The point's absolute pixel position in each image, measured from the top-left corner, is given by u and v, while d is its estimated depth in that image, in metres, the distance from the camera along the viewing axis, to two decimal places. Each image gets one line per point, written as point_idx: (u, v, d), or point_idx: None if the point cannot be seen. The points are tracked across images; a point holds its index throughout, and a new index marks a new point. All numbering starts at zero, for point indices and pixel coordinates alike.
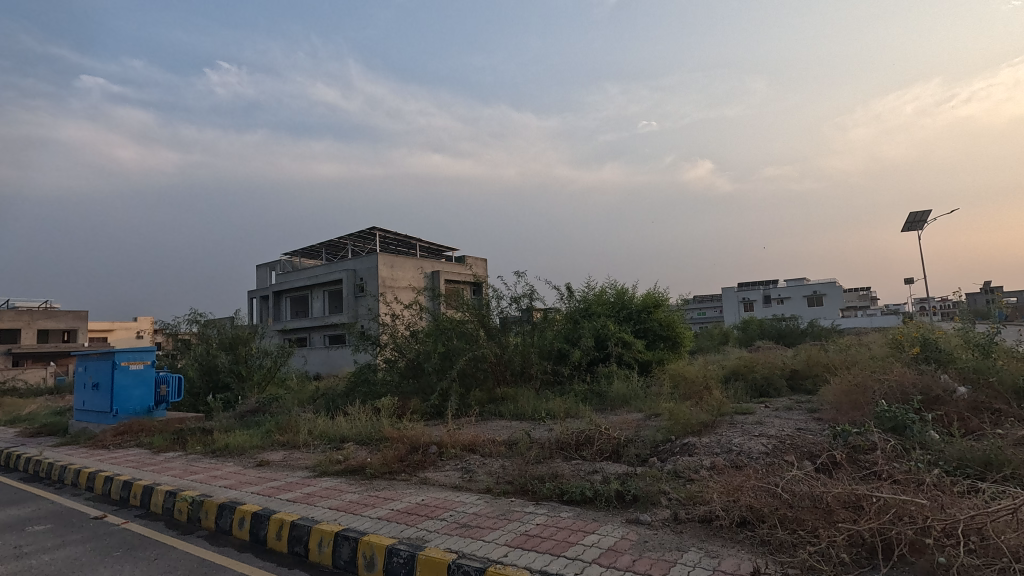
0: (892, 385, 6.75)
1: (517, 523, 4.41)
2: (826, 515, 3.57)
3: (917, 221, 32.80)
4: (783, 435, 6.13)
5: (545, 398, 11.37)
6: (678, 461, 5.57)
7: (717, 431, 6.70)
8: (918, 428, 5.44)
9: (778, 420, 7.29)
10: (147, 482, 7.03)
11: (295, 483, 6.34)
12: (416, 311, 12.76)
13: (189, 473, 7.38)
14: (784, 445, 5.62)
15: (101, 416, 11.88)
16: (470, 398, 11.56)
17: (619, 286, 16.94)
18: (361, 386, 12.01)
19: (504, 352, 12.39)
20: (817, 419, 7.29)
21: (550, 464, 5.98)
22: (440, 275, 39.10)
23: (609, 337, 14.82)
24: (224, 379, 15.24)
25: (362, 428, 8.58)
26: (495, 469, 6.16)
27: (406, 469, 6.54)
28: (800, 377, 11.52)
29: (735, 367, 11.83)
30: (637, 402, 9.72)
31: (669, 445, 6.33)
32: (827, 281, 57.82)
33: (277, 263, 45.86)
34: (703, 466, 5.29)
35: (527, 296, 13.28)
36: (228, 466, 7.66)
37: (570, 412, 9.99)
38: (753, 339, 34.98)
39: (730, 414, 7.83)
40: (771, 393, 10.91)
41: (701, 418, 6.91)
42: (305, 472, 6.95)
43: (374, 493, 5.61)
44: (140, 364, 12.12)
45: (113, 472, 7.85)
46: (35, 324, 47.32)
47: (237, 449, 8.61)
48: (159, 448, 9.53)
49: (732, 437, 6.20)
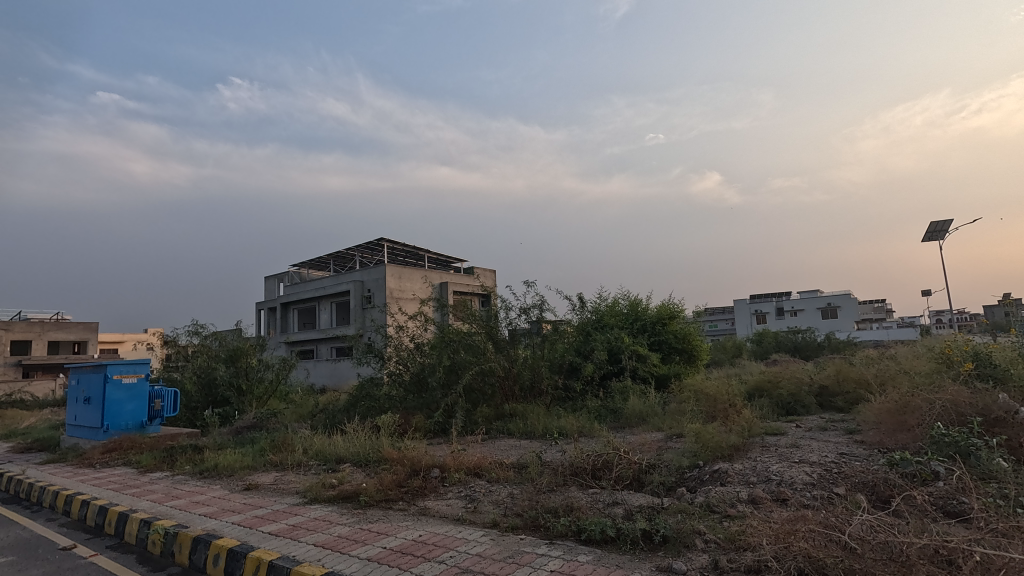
0: (946, 405, 6.03)
1: (528, 569, 3.77)
2: (906, 571, 2.93)
3: (939, 231, 31.90)
4: (828, 462, 5.45)
5: (556, 415, 10.70)
6: (710, 491, 4.90)
7: (750, 456, 6.03)
8: (985, 455, 4.75)
9: (815, 443, 6.61)
10: (124, 508, 6.46)
11: (282, 512, 5.72)
12: (421, 322, 12.15)
13: (171, 498, 6.78)
14: (831, 475, 4.94)
15: (92, 432, 11.38)
16: (477, 415, 10.93)
17: (633, 297, 16.31)
18: (363, 401, 11.38)
19: (512, 366, 11.77)
20: (859, 443, 6.58)
21: (564, 494, 5.33)
22: (448, 287, 38.59)
23: (623, 350, 14.16)
24: (223, 393, 14.72)
25: (359, 448, 7.97)
26: (502, 498, 5.51)
27: (405, 497, 5.91)
28: (830, 395, 10.77)
29: (758, 383, 11.08)
30: (656, 421, 9.04)
31: (696, 472, 5.68)
32: (842, 293, 56.67)
33: (285, 275, 45.68)
34: (741, 499, 4.62)
35: (537, 307, 12.67)
36: (213, 490, 7.07)
37: (583, 431, 9.34)
38: (769, 352, 34.07)
39: (761, 436, 7.14)
40: (799, 411, 10.17)
41: (730, 441, 6.25)
42: (294, 498, 6.33)
43: (368, 525, 4.99)
44: (134, 377, 11.62)
45: (92, 496, 7.30)
46: (46, 335, 47.21)
47: (226, 469, 8.02)
48: (147, 467, 8.98)
49: (769, 463, 5.53)
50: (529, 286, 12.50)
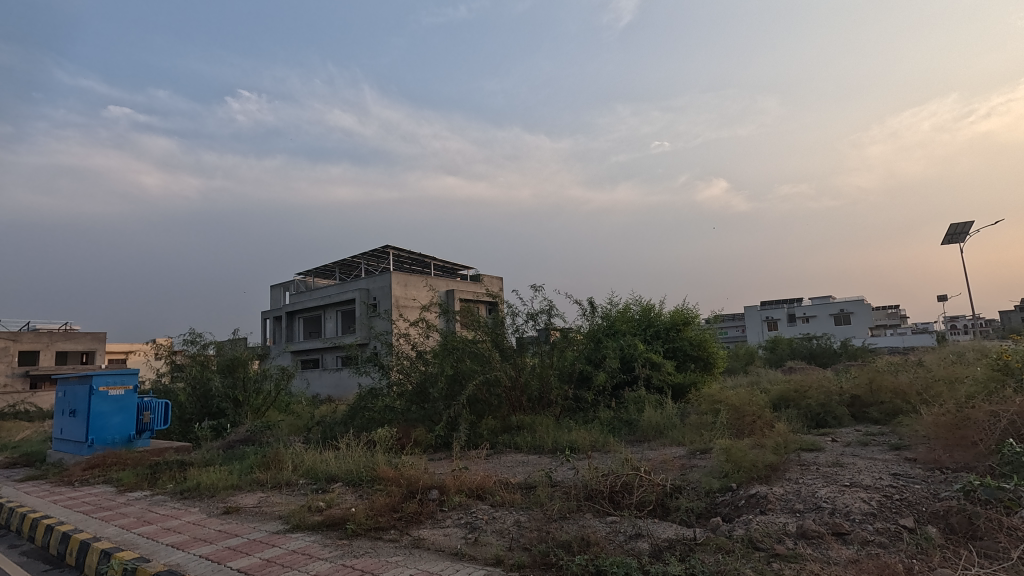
0: (1015, 419, 5.27)
1: None
2: None
3: (960, 233, 30.96)
4: (884, 486, 4.69)
5: (566, 428, 9.99)
6: (750, 522, 4.18)
7: (789, 477, 5.28)
8: None
9: (860, 461, 5.86)
10: (88, 536, 5.80)
11: (258, 543, 5.05)
12: (423, 329, 11.52)
13: (142, 523, 6.12)
14: (893, 504, 4.22)
15: (77, 447, 10.78)
16: (482, 427, 10.24)
17: (645, 302, 15.62)
18: (362, 414, 10.69)
19: (519, 375, 11.08)
20: (911, 461, 5.82)
21: (579, 523, 4.65)
22: (454, 294, 37.97)
23: (636, 358, 13.46)
24: (219, 405, 14.10)
25: (352, 465, 7.30)
26: (507, 528, 4.81)
27: (397, 525, 5.22)
28: (863, 405, 9.98)
29: (784, 392, 10.28)
30: (676, 434, 8.34)
31: (729, 496, 4.94)
32: (856, 299, 55.55)
33: (290, 284, 45.23)
34: (789, 533, 3.90)
35: (546, 313, 12.01)
36: (190, 513, 6.39)
37: (596, 446, 8.65)
38: (784, 359, 33.13)
39: (797, 452, 6.41)
40: (830, 423, 9.41)
41: (766, 459, 5.52)
42: (276, 525, 5.64)
43: (351, 561, 4.32)
44: (122, 389, 11.05)
45: (59, 520, 6.63)
46: (54, 345, 46.87)
47: (208, 489, 7.34)
48: (126, 486, 8.34)
49: (816, 487, 4.79)
50: (537, 290, 11.86)
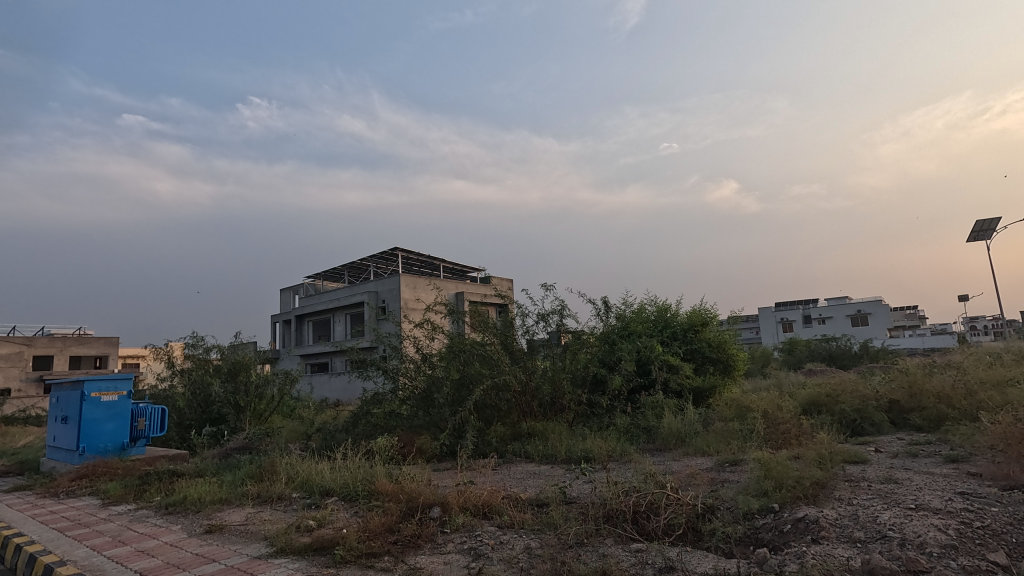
0: None
1: None
2: None
3: (985, 229, 29.91)
4: (958, 509, 4.00)
5: (581, 435, 9.35)
6: (804, 554, 3.52)
7: (840, 497, 4.61)
8: None
9: (917, 476, 5.18)
10: (53, 559, 5.25)
11: (236, 570, 4.48)
12: (428, 331, 10.91)
13: (117, 544, 5.58)
14: (975, 534, 3.55)
15: (68, 456, 10.31)
16: (491, 434, 9.63)
17: (661, 302, 14.93)
18: (365, 420, 10.13)
19: (530, 379, 10.47)
20: (975, 477, 5.14)
21: (599, 552, 4.03)
22: (463, 296, 37.46)
23: (653, 360, 12.80)
24: (219, 410, 13.62)
25: (349, 479, 6.72)
26: (515, 556, 4.18)
27: (392, 551, 4.61)
28: (902, 411, 9.24)
29: (814, 397, 9.60)
30: (700, 442, 7.70)
31: (772, 519, 4.29)
32: (874, 301, 54.26)
33: (300, 288, 44.88)
34: (854, 570, 3.25)
35: (557, 313, 11.36)
36: (170, 532, 5.83)
37: (613, 455, 8.01)
38: (803, 361, 32.13)
39: (841, 465, 5.73)
40: (867, 430, 8.69)
41: (812, 475, 4.84)
42: (259, 548, 5.06)
43: None
44: (115, 395, 10.59)
45: (30, 538, 6.09)
46: (67, 350, 46.90)
47: (195, 504, 6.80)
48: (112, 499, 7.82)
49: (876, 509, 4.11)
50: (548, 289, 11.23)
